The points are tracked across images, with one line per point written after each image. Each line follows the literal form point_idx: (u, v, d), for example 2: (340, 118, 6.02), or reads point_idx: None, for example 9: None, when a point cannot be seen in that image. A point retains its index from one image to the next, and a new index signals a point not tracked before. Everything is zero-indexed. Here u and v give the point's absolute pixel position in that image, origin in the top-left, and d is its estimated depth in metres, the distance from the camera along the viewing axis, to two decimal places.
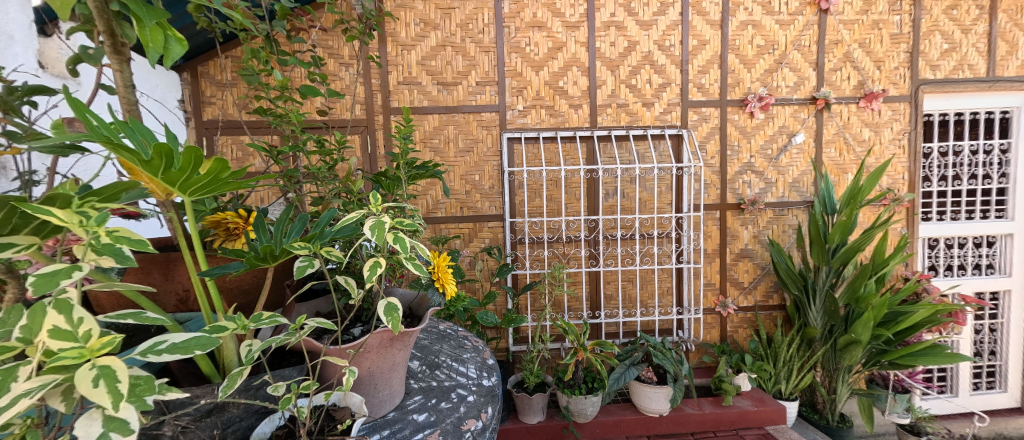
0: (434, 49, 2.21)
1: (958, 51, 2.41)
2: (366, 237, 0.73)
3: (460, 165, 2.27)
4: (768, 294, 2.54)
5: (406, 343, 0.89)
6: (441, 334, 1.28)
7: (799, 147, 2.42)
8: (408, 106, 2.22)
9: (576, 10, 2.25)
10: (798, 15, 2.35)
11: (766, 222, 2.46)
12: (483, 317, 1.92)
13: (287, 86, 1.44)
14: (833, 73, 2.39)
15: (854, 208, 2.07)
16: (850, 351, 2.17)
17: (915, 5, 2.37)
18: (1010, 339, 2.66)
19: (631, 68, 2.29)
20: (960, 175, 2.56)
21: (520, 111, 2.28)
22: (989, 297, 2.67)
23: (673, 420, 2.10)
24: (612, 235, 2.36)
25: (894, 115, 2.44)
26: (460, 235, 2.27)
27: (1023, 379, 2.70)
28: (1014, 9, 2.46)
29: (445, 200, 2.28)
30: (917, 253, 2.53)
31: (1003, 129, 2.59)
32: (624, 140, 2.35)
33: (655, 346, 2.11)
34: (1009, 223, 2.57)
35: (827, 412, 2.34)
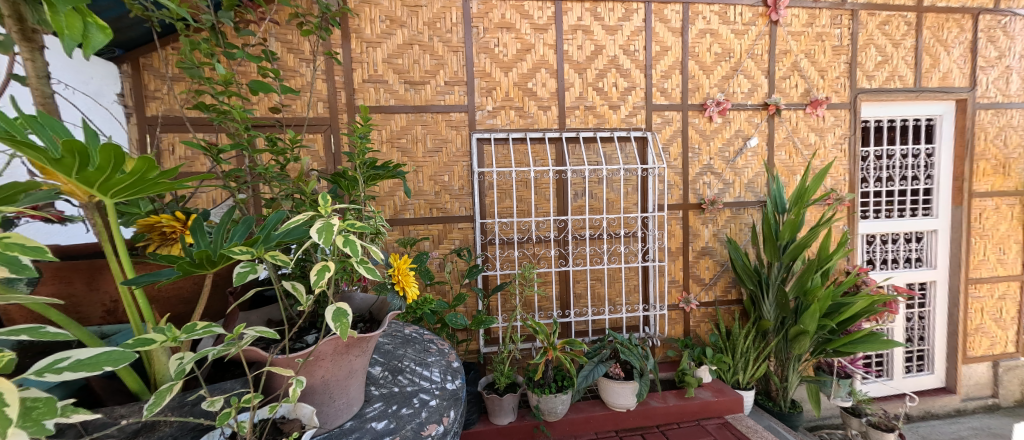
0: (400, 47, 2.17)
1: (890, 63, 2.63)
2: (312, 240, 0.71)
3: (429, 165, 2.24)
4: (727, 289, 2.67)
5: (364, 349, 0.86)
6: (406, 338, 1.26)
7: (754, 150, 2.56)
8: (374, 105, 2.17)
9: (544, 12, 2.27)
10: (751, 26, 2.48)
11: (724, 220, 2.59)
12: (452, 319, 1.90)
13: (233, 80, 1.36)
14: (783, 81, 2.54)
15: (802, 208, 2.21)
16: (799, 341, 2.32)
17: (853, 20, 2.56)
18: (935, 326, 2.93)
19: (597, 72, 2.34)
20: (893, 177, 2.79)
21: (489, 112, 2.28)
22: (918, 287, 2.93)
23: (640, 414, 2.16)
24: (580, 235, 2.41)
25: (836, 121, 2.63)
26: (429, 236, 2.24)
27: (947, 361, 2.97)
28: (937, 25, 2.71)
29: (414, 200, 2.24)
30: (857, 248, 2.73)
31: (929, 134, 2.85)
32: (592, 142, 2.40)
33: (622, 342, 2.17)
34: (935, 220, 2.82)
35: (780, 399, 2.49)
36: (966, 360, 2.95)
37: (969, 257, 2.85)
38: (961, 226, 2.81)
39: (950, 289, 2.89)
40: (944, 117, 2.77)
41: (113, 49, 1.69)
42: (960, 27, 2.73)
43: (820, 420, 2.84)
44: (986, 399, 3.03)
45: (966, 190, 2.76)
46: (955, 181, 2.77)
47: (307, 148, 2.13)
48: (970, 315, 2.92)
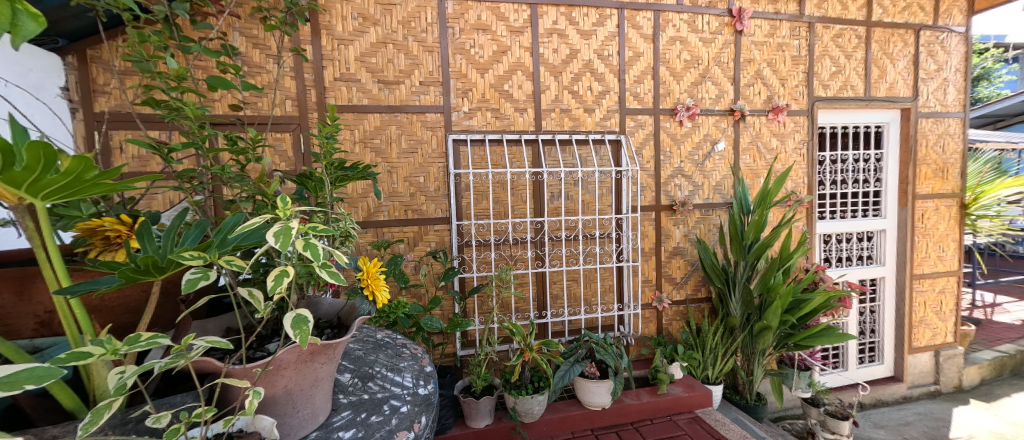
0: (373, 46, 2.12)
1: (843, 74, 2.81)
2: (268, 245, 0.69)
3: (404, 166, 2.20)
4: (697, 288, 2.76)
5: (329, 356, 0.86)
6: (377, 343, 1.23)
7: (721, 154, 2.66)
8: (346, 104, 2.11)
9: (519, 15, 2.28)
10: (718, 35, 2.58)
11: (694, 221, 2.67)
12: (427, 322, 1.86)
13: (186, 75, 1.29)
14: (747, 88, 2.66)
15: (765, 209, 2.31)
16: (763, 336, 2.43)
17: (810, 32, 2.71)
18: (885, 319, 3.12)
19: (572, 76, 2.38)
20: (847, 180, 2.97)
21: (465, 113, 2.26)
22: (870, 283, 3.12)
23: (615, 412, 2.19)
24: (556, 236, 2.43)
25: (797, 127, 2.77)
26: (404, 238, 2.20)
27: (896, 352, 3.18)
28: (886, 38, 2.90)
29: (388, 202, 2.20)
30: (815, 247, 2.89)
31: (878, 140, 3.05)
32: (567, 144, 2.43)
33: (598, 342, 2.20)
34: (883, 220, 3.02)
35: (746, 392, 2.60)
36: (912, 350, 3.16)
37: (914, 255, 3.07)
38: (907, 226, 3.01)
39: (897, 285, 3.09)
40: (891, 124, 2.96)
41: (56, 39, 1.57)
42: (905, 42, 2.94)
43: (783, 410, 2.99)
44: (930, 386, 3.26)
45: (911, 192, 2.96)
46: (902, 183, 2.97)
47: (276, 148, 2.06)
48: (915, 308, 3.14)
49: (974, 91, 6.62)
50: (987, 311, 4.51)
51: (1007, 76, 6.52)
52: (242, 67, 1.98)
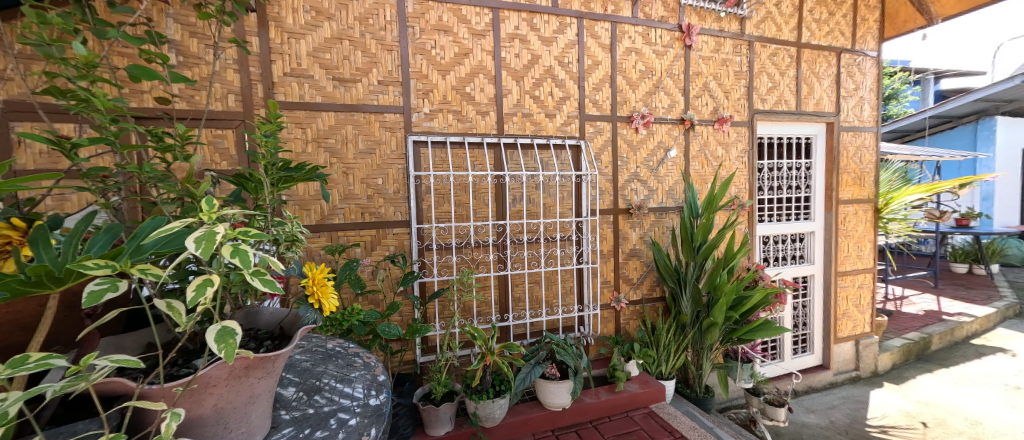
0: (327, 41, 2.08)
1: (778, 90, 3.13)
2: (190, 253, 0.71)
3: (361, 168, 2.16)
4: (652, 288, 2.93)
5: (267, 370, 0.90)
6: (328, 353, 1.22)
7: (674, 160, 2.86)
8: (297, 101, 2.05)
9: (481, 18, 2.33)
10: (669, 48, 2.79)
11: (649, 224, 2.85)
12: (385, 329, 1.86)
13: (96, 62, 1.14)
14: (696, 99, 2.89)
15: (711, 213, 2.52)
16: (711, 331, 2.64)
17: (750, 50, 3.00)
18: (815, 312, 3.50)
19: (534, 80, 2.46)
20: (782, 186, 3.31)
21: (426, 114, 2.27)
22: (802, 280, 3.48)
23: (575, 411, 2.27)
24: (518, 239, 2.49)
25: (739, 137, 3.04)
26: (361, 242, 2.16)
27: (824, 343, 3.56)
28: (813, 58, 3.25)
29: (344, 204, 2.14)
30: (756, 248, 3.19)
31: (808, 151, 3.42)
32: (528, 148, 2.51)
33: (558, 343, 2.29)
34: (812, 223, 3.39)
35: (696, 385, 2.82)
36: (837, 340, 3.55)
37: (837, 253, 3.45)
38: (832, 228, 3.40)
39: (824, 281, 3.48)
40: (818, 137, 3.33)
41: None
42: (829, 63, 3.31)
43: (729, 401, 3.27)
44: (852, 372, 3.68)
45: (835, 198, 3.35)
46: (827, 190, 3.35)
47: (216, 145, 1.94)
48: (839, 301, 3.52)
49: (886, 108, 7.57)
50: (896, 303, 5.12)
51: (911, 96, 7.51)
52: (177, 57, 1.86)
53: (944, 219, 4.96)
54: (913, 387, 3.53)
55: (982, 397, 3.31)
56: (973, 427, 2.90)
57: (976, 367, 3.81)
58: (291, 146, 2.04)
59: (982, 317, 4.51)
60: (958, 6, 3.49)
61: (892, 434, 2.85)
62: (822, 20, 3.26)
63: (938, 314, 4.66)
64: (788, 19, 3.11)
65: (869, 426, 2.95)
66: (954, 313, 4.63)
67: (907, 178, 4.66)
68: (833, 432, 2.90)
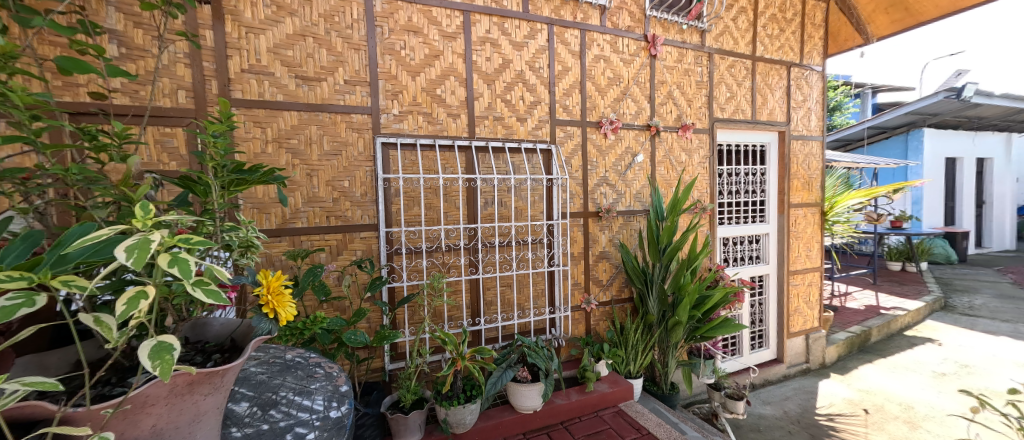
0: (290, 37, 2.00)
1: (735, 100, 3.33)
2: (121, 263, 0.68)
3: (326, 170, 2.09)
4: (620, 289, 3.02)
5: (214, 386, 0.86)
6: (285, 365, 1.23)
7: (640, 165, 2.97)
8: (257, 99, 1.96)
9: (452, 20, 2.33)
10: (636, 57, 2.90)
11: (617, 227, 2.94)
12: (350, 337, 1.78)
13: (20, 53, 1.02)
14: (661, 106, 3.02)
15: (676, 216, 2.63)
16: (676, 330, 2.75)
17: (709, 61, 3.17)
18: (769, 310, 3.72)
19: (505, 84, 2.48)
20: (739, 191, 3.52)
21: (395, 116, 2.23)
22: (758, 279, 3.70)
23: (546, 413, 2.29)
24: (489, 242, 2.50)
25: (700, 144, 3.21)
26: (326, 247, 2.08)
27: (778, 338, 3.79)
28: (767, 71, 3.48)
29: (308, 207, 2.07)
30: (716, 249, 3.37)
31: (763, 157, 3.66)
32: (500, 152, 2.53)
33: (529, 346, 2.34)
34: (766, 225, 3.62)
35: (662, 382, 2.92)
36: (790, 334, 3.79)
37: (789, 253, 3.69)
38: (784, 230, 3.64)
39: (778, 280, 3.71)
40: (770, 145, 3.57)
41: None
42: (780, 76, 3.55)
43: (693, 396, 3.41)
44: (802, 364, 3.94)
45: (786, 202, 3.59)
46: (780, 194, 3.58)
47: (164, 145, 1.82)
48: (791, 299, 3.77)
49: (830, 119, 8.21)
50: (841, 299, 5.52)
51: (852, 108, 8.17)
52: (119, 49, 1.72)
53: (880, 221, 5.41)
54: (855, 377, 3.81)
55: (914, 383, 3.63)
56: (906, 411, 3.18)
57: (909, 355, 4.17)
58: (250, 146, 1.95)
59: (913, 311, 4.94)
60: (890, 27, 3.87)
61: (838, 421, 3.06)
62: (774, 35, 3.49)
63: (876, 309, 5.07)
64: (743, 33, 3.32)
65: (818, 414, 3.16)
66: (890, 307, 5.07)
67: (848, 184, 5.06)
68: (787, 422, 3.09)
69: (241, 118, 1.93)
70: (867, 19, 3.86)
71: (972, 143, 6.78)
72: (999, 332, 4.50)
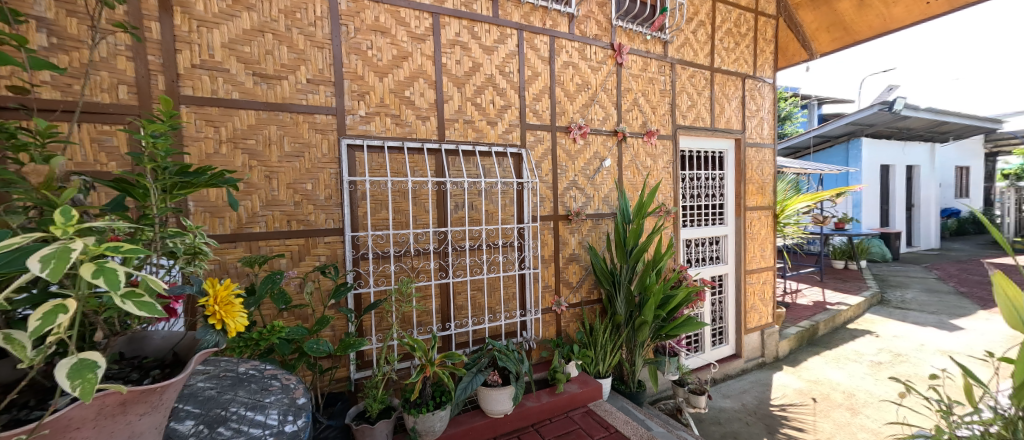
0: (246, 33, 1.91)
1: (695, 108, 3.50)
2: (35, 274, 0.62)
3: (287, 172, 2.00)
4: (590, 291, 3.09)
5: (151, 405, 0.81)
6: (237, 378, 1.17)
7: (608, 170, 3.06)
8: (209, 97, 1.84)
9: (420, 22, 2.30)
10: (603, 65, 2.99)
11: (586, 230, 3.01)
12: (312, 347, 1.70)
13: None
14: (627, 113, 3.13)
15: (642, 219, 2.71)
16: (642, 330, 2.83)
17: (672, 71, 3.32)
18: (728, 307, 3.92)
19: (475, 88, 2.48)
20: (700, 194, 3.70)
21: (362, 117, 2.16)
22: (718, 279, 3.89)
23: (517, 416, 2.30)
24: (460, 246, 2.47)
25: (664, 149, 3.34)
26: (286, 252, 1.99)
27: (736, 334, 3.99)
28: (724, 81, 3.68)
29: (267, 211, 1.96)
30: (679, 250, 3.52)
31: (721, 163, 3.86)
32: (470, 155, 2.52)
33: (500, 349, 2.31)
34: (724, 227, 3.83)
35: (630, 381, 3.00)
36: (747, 330, 4.01)
37: (745, 253, 3.91)
38: (741, 231, 3.85)
39: (736, 279, 3.92)
40: (727, 151, 3.78)
41: None
42: (737, 86, 3.77)
43: (659, 393, 3.52)
44: (758, 359, 4.18)
45: (742, 205, 3.80)
46: (737, 198, 3.79)
47: (101, 143, 1.68)
48: (748, 296, 3.99)
49: (781, 128, 8.77)
50: (792, 296, 5.89)
51: (799, 118, 8.79)
52: (49, 38, 1.56)
53: (825, 223, 5.83)
54: (805, 369, 4.08)
55: (855, 372, 3.93)
56: (849, 399, 3.43)
57: (851, 347, 4.52)
58: (202, 146, 1.83)
59: (854, 305, 5.36)
60: (831, 45, 4.22)
61: (790, 410, 3.27)
62: (731, 48, 3.70)
63: (822, 304, 5.46)
64: (702, 46, 3.49)
65: (773, 405, 3.36)
66: (835, 302, 5.48)
67: (798, 188, 5.42)
68: (744, 413, 3.26)
69: (191, 116, 1.81)
70: (812, 36, 4.20)
71: (902, 151, 7.46)
72: (926, 324, 4.96)
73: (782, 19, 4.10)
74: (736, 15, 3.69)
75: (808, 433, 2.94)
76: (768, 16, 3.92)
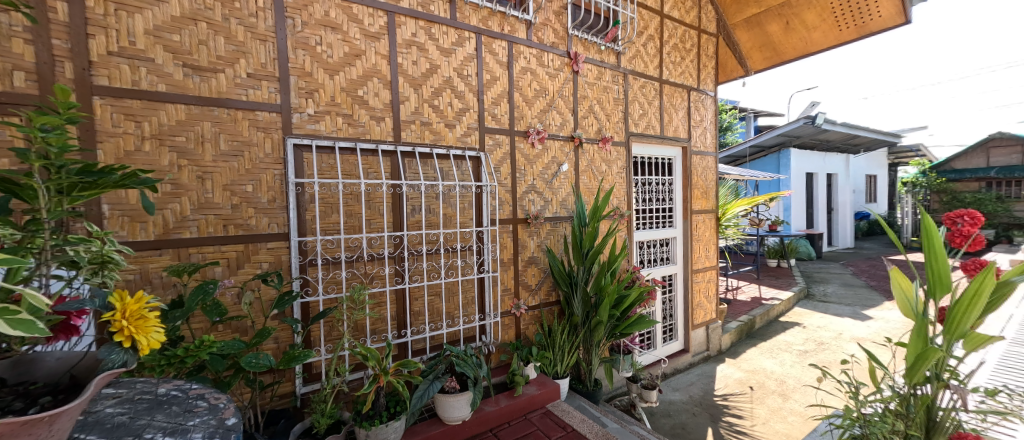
0: (175, 21, 1.73)
1: (645, 117, 3.66)
2: None
3: (223, 172, 1.83)
4: (548, 293, 3.12)
5: (38, 436, 0.74)
6: (155, 401, 1.04)
7: (565, 174, 3.12)
8: (129, 88, 1.65)
9: (375, 20, 2.20)
10: (560, 72, 3.06)
11: (545, 233, 3.04)
12: (250, 361, 1.56)
13: None
14: (584, 119, 3.21)
15: (597, 222, 2.76)
16: (598, 329, 2.89)
17: (624, 81, 3.47)
18: (677, 305, 4.13)
19: (432, 90, 2.41)
20: (651, 198, 3.88)
21: (310, 116, 2.03)
22: (667, 278, 4.10)
23: (475, 422, 2.24)
24: (416, 251, 2.39)
25: (617, 156, 3.47)
26: (222, 260, 1.81)
27: (684, 330, 4.21)
28: (671, 92, 3.89)
29: (199, 214, 1.78)
30: (632, 252, 3.67)
31: (669, 169, 4.08)
32: (427, 158, 2.44)
33: (457, 355, 2.25)
34: (673, 229, 4.03)
35: (587, 380, 3.05)
36: (693, 326, 4.24)
37: (691, 254, 4.15)
38: (688, 233, 4.07)
39: (683, 278, 4.14)
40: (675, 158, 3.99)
41: None
42: (683, 98, 4.00)
43: (615, 390, 3.63)
44: (704, 352, 4.44)
45: (688, 209, 4.03)
46: (684, 202, 4.00)
47: None
48: (694, 294, 4.23)
49: (721, 137, 9.46)
50: (733, 292, 6.34)
51: (737, 129, 9.52)
52: None
53: (759, 225, 6.35)
54: (744, 360, 4.40)
55: (784, 361, 4.28)
56: (781, 385, 3.75)
57: (781, 338, 4.93)
58: (121, 142, 1.64)
59: (784, 300, 5.85)
60: (763, 63, 4.62)
61: (731, 400, 3.51)
62: (677, 62, 3.92)
63: (758, 300, 5.91)
64: (652, 58, 3.67)
65: (716, 395, 3.59)
66: (768, 297, 5.96)
67: (736, 193, 5.85)
68: (691, 405, 3.45)
69: (106, 109, 1.61)
70: (746, 55, 4.57)
71: (822, 160, 8.31)
72: (842, 314, 5.56)
73: (721, 38, 4.42)
74: (681, 31, 3.92)
75: (746, 419, 3.17)
76: (710, 33, 4.20)
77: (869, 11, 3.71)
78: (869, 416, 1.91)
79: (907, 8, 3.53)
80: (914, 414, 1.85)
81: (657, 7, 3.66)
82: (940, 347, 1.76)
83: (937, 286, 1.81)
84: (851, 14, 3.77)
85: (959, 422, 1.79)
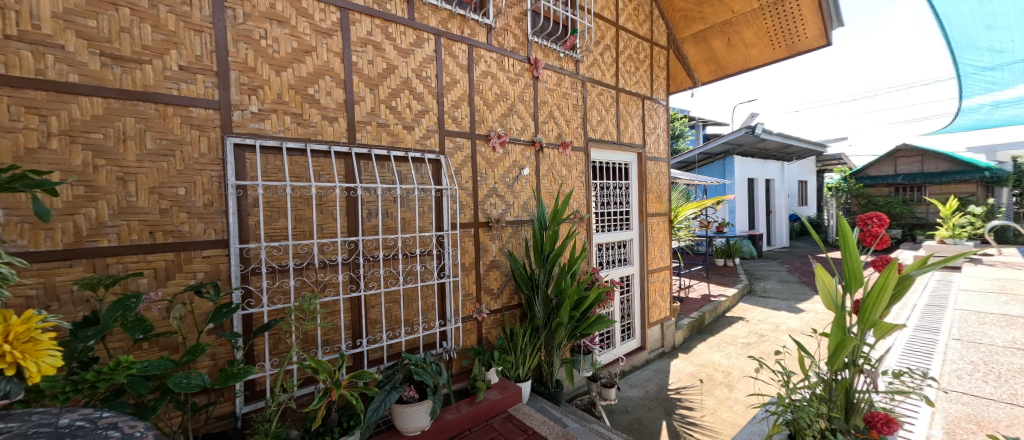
0: (91, 4, 1.55)
1: (603, 123, 3.74)
2: None
3: (149, 173, 1.65)
4: (510, 297, 3.09)
5: None
6: (56, 435, 0.89)
7: (526, 178, 3.11)
8: (33, 77, 1.45)
9: (326, 15, 2.09)
10: (520, 77, 3.05)
11: (507, 236, 3.02)
12: (180, 382, 1.40)
13: None
14: (544, 124, 3.23)
15: (557, 225, 2.76)
16: (558, 331, 2.90)
17: (583, 87, 3.53)
18: (634, 305, 4.24)
19: (389, 90, 2.32)
20: (609, 202, 3.97)
21: (253, 114, 1.88)
22: (625, 279, 4.19)
23: (435, 431, 2.15)
24: (372, 256, 2.28)
25: (576, 161, 3.52)
26: (148, 270, 1.62)
27: (642, 328, 4.32)
28: (628, 100, 4.00)
29: (119, 220, 1.59)
30: (591, 254, 3.73)
31: (626, 174, 4.18)
32: (384, 160, 2.34)
33: (416, 363, 2.15)
34: (630, 231, 4.13)
35: (549, 381, 3.03)
36: (649, 324, 4.37)
37: (647, 255, 4.28)
38: (643, 236, 4.19)
39: (640, 278, 4.25)
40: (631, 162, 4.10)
41: None
42: (638, 106, 4.12)
43: (576, 390, 3.65)
44: (660, 349, 4.58)
45: (643, 212, 4.16)
46: (639, 205, 4.12)
47: None
48: (649, 293, 4.36)
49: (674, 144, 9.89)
50: (686, 290, 6.63)
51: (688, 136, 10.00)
52: None
53: (707, 227, 6.71)
54: (695, 355, 4.58)
55: (732, 354, 4.51)
56: (728, 377, 3.94)
57: (728, 332, 5.20)
58: (20, 139, 1.43)
59: (731, 297, 6.19)
60: (710, 76, 4.87)
61: (683, 393, 3.63)
62: (632, 72, 4.04)
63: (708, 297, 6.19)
64: (608, 67, 3.77)
65: (670, 390, 3.71)
66: (718, 295, 6.28)
67: (687, 197, 6.13)
68: (647, 400, 3.55)
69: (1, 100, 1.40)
70: (694, 68, 4.81)
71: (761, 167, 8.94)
72: (780, 308, 5.97)
73: (672, 50, 4.61)
74: (636, 43, 4.03)
75: (697, 411, 3.30)
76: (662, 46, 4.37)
77: (798, 32, 4.00)
78: (799, 402, 1.98)
79: (829, 30, 3.84)
80: (834, 398, 1.96)
81: (613, 18, 3.75)
82: (854, 335, 1.90)
83: (851, 281, 1.94)
84: (783, 33, 4.05)
85: (871, 402, 1.96)
